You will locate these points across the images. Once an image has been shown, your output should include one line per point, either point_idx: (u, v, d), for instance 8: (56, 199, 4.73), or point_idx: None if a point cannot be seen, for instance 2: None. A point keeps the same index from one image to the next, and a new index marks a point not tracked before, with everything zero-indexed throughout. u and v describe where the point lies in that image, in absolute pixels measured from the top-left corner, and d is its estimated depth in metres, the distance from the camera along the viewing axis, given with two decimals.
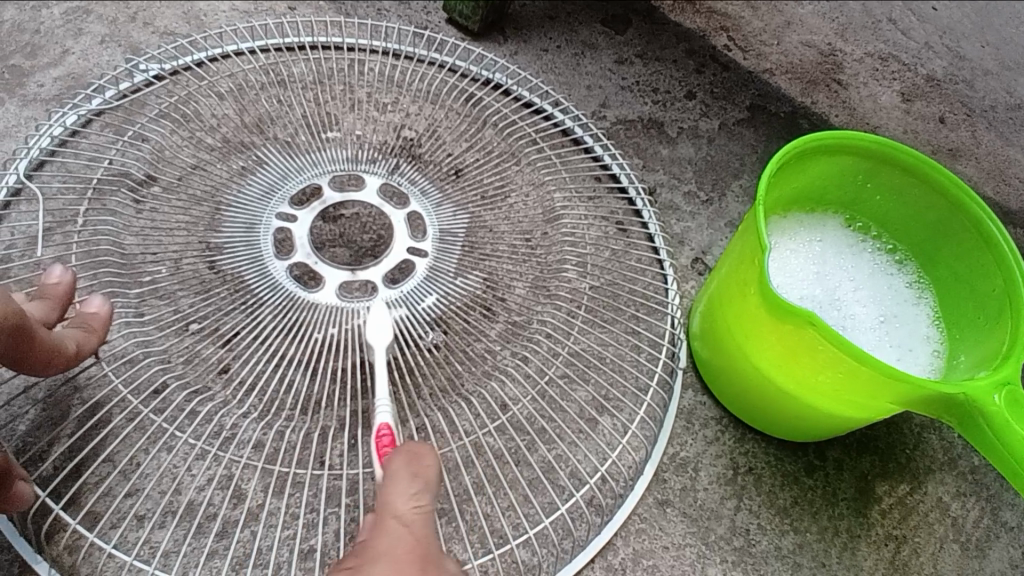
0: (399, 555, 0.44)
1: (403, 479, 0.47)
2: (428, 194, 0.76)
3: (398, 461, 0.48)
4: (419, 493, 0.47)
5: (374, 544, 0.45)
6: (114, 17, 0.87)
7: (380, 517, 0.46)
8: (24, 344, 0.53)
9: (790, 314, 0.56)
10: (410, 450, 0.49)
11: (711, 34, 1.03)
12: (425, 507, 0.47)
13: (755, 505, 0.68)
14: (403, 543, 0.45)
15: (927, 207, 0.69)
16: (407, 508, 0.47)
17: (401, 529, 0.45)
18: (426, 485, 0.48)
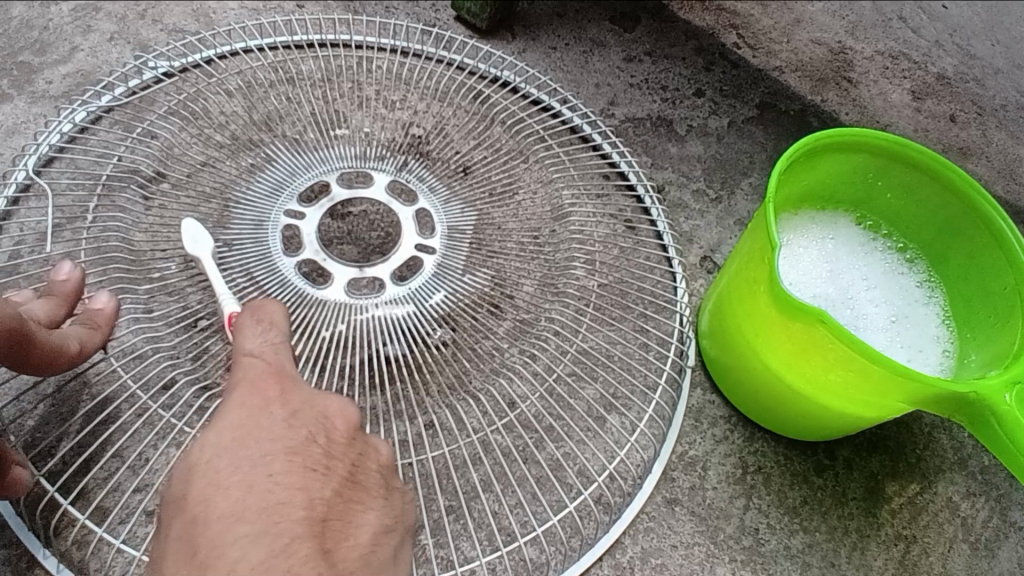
0: (254, 382, 0.43)
1: (249, 328, 0.47)
2: (436, 191, 0.76)
3: (243, 316, 0.48)
4: (269, 334, 0.47)
5: (234, 374, 0.44)
6: (123, 15, 0.87)
7: (236, 358, 0.45)
8: (24, 344, 0.53)
9: (801, 312, 0.56)
10: (259, 306, 0.48)
11: (720, 31, 1.02)
12: (279, 342, 0.47)
13: (764, 504, 0.68)
14: (257, 368, 0.44)
15: (938, 204, 0.69)
16: (257, 345, 0.46)
17: (255, 361, 0.45)
18: (275, 327, 0.47)
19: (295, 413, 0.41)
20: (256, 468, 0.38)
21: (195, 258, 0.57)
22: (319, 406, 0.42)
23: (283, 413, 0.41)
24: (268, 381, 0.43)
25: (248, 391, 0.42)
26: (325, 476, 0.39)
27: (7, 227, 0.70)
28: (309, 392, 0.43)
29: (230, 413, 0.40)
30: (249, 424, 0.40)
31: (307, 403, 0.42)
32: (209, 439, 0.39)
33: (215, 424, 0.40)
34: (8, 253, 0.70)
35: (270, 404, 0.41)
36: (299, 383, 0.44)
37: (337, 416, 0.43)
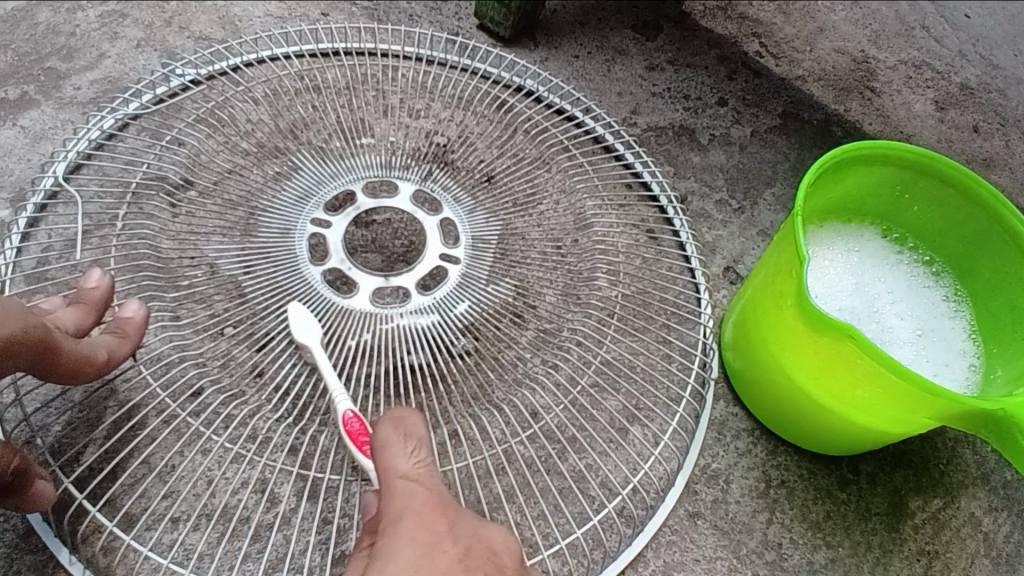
0: (420, 517, 0.44)
1: (395, 445, 0.48)
2: (460, 200, 0.76)
3: (386, 428, 0.48)
4: (416, 450, 0.48)
5: (387, 512, 0.45)
6: (150, 21, 0.88)
7: (385, 483, 0.47)
8: (47, 355, 0.53)
9: (828, 326, 0.55)
10: (397, 418, 0.49)
11: (742, 40, 1.02)
12: (427, 461, 0.48)
13: (787, 518, 0.67)
14: (418, 497, 0.46)
15: (965, 218, 0.68)
16: (409, 466, 0.47)
17: (415, 487, 0.46)
18: (421, 443, 0.48)
19: (465, 550, 0.44)
20: (421, 562, 0.42)
21: (303, 343, 0.59)
22: (485, 538, 0.46)
23: (453, 555, 0.43)
24: (435, 515, 0.45)
25: (416, 529, 0.44)
26: (452, 554, 0.43)
27: (36, 234, 0.72)
28: (470, 524, 0.46)
29: (407, 554, 0.42)
30: (423, 572, 0.42)
31: (473, 539, 0.45)
32: (393, 551, 0.43)
33: (391, 568, 0.42)
34: (37, 259, 0.70)
35: (438, 533, 0.44)
36: (457, 510, 0.46)
37: (495, 545, 0.46)
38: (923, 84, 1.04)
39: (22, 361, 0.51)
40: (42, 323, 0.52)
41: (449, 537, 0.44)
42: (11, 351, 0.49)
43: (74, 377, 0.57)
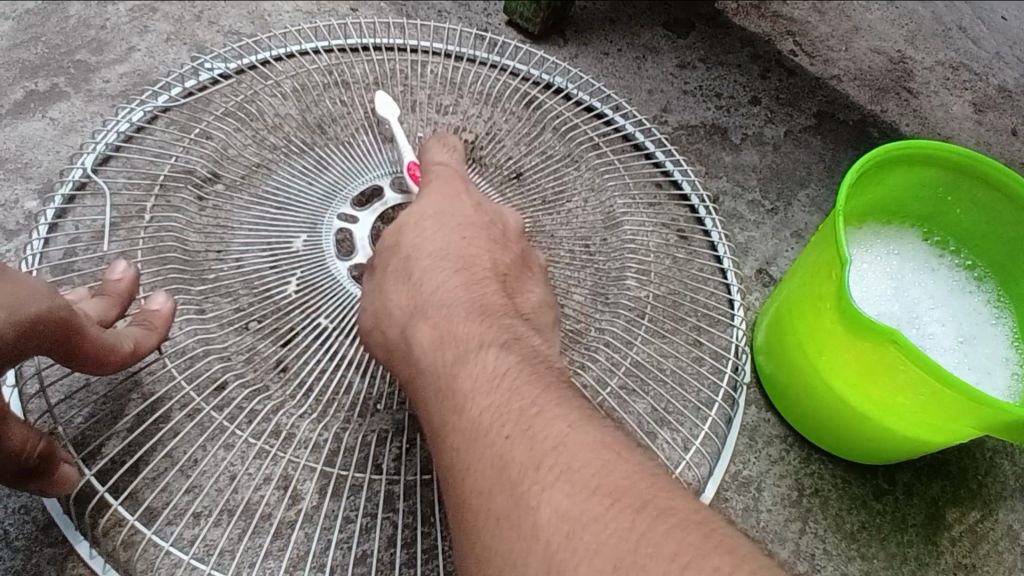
0: (446, 183, 0.61)
1: (436, 179, 0.62)
2: (489, 197, 0.74)
3: (432, 148, 0.64)
4: (450, 184, 0.62)
5: (400, 247, 0.58)
6: (180, 16, 0.88)
7: (426, 169, 0.63)
8: (72, 340, 0.52)
9: (871, 330, 0.53)
10: (444, 135, 0.65)
11: (777, 38, 1.00)
12: (467, 199, 0.61)
13: (820, 529, 0.65)
14: (457, 206, 0.60)
15: (1012, 223, 0.66)
16: (446, 194, 0.61)
17: (445, 169, 0.62)
18: (455, 183, 0.62)
19: (478, 204, 0.61)
20: (448, 244, 0.58)
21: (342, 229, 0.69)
22: (493, 233, 0.60)
23: (471, 222, 0.60)
24: (474, 224, 0.60)
25: (439, 232, 0.58)
26: (459, 236, 0.58)
27: (63, 225, 0.72)
28: (489, 223, 0.61)
29: (442, 274, 0.56)
30: (444, 213, 0.59)
31: (460, 213, 0.60)
32: (432, 288, 0.55)
33: (421, 232, 0.58)
34: (64, 251, 0.70)
35: (464, 198, 0.61)
36: (473, 188, 0.62)
37: (510, 244, 0.60)
38: (962, 86, 1.01)
39: (45, 342, 0.50)
40: (68, 306, 0.51)
41: (490, 255, 0.58)
42: (35, 331, 0.49)
43: (97, 366, 0.56)
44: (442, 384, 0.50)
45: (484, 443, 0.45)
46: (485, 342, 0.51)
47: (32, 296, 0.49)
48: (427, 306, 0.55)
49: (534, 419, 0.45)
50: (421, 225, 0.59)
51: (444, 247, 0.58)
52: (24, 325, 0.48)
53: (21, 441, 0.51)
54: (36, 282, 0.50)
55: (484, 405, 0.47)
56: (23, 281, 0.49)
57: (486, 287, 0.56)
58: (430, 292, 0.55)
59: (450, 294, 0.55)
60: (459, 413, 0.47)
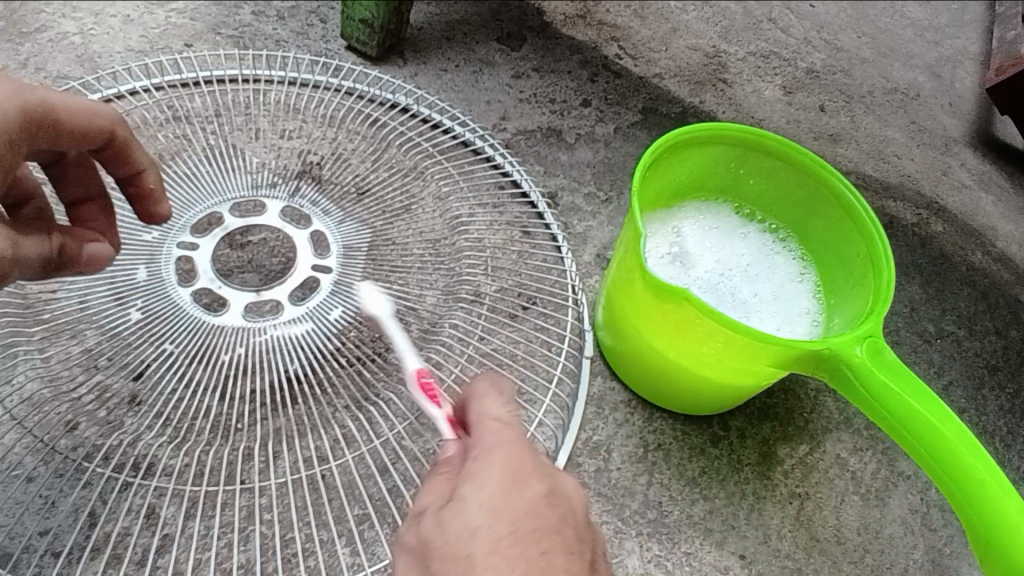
0: (501, 454, 0.46)
1: (484, 400, 0.50)
2: (330, 212, 0.79)
3: (481, 386, 0.51)
4: (499, 407, 0.50)
5: (477, 448, 0.47)
6: (5, 65, 0.88)
7: (478, 425, 0.49)
8: (47, 119, 0.50)
9: (668, 293, 0.61)
10: (487, 376, 0.51)
11: (603, 44, 1.09)
12: (515, 417, 0.50)
13: (665, 478, 0.73)
14: (507, 438, 0.47)
15: (796, 186, 0.75)
16: (499, 415, 0.49)
17: (503, 432, 0.48)
18: (495, 411, 0.49)
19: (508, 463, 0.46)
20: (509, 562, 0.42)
21: (186, 257, 0.73)
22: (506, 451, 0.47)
23: (537, 498, 0.45)
24: (518, 456, 0.47)
25: (501, 464, 0.46)
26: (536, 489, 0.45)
27: None
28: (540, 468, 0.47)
29: (507, 559, 0.42)
30: (513, 506, 0.44)
31: (555, 479, 0.47)
32: (475, 518, 0.43)
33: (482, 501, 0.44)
34: None
35: (519, 478, 0.46)
36: (541, 458, 0.48)
37: (571, 496, 0.47)
38: (771, 73, 1.14)
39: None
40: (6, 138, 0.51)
41: (556, 515, 0.45)
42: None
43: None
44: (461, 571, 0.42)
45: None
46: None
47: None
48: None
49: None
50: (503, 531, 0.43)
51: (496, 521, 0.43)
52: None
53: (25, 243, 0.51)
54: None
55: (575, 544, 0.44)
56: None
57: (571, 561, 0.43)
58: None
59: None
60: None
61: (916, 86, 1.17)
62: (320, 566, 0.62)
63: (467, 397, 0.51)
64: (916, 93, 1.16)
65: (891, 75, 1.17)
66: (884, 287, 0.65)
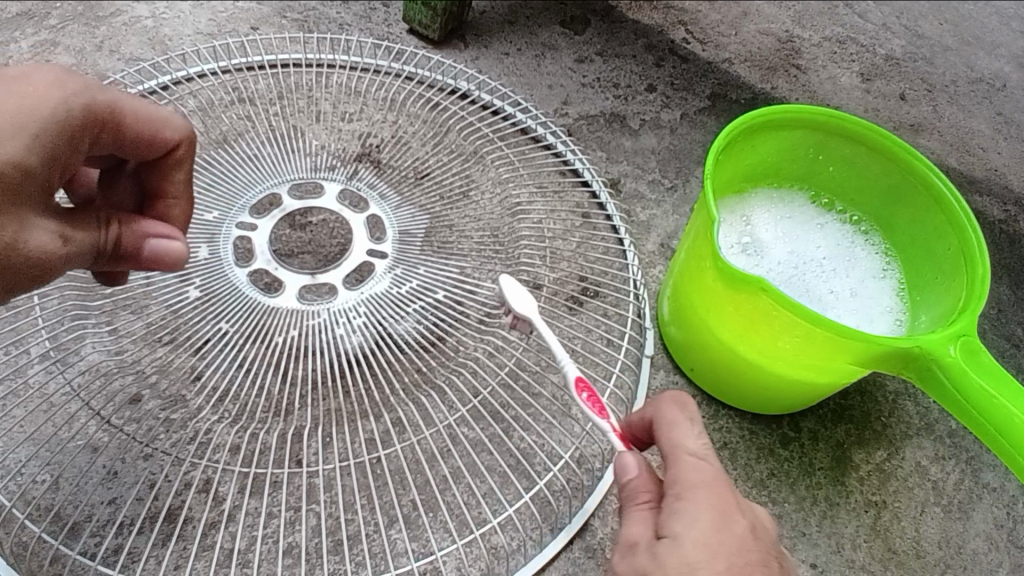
0: (711, 490, 0.46)
1: (683, 425, 0.49)
2: (386, 197, 0.78)
3: (671, 408, 0.50)
4: (701, 434, 0.49)
5: (680, 485, 0.47)
6: (81, 47, 0.90)
7: (674, 457, 0.48)
8: (114, 121, 0.51)
9: (743, 282, 0.58)
10: (678, 397, 0.51)
11: (669, 28, 1.05)
12: (703, 441, 0.50)
13: (731, 479, 0.70)
14: (710, 475, 0.47)
15: (879, 173, 0.71)
16: (698, 445, 0.49)
17: (702, 466, 0.47)
18: (700, 425, 0.50)
19: (751, 526, 0.46)
20: None
21: (243, 237, 0.73)
22: (718, 481, 0.47)
23: (744, 535, 0.45)
24: (722, 491, 0.46)
25: (713, 501, 0.45)
26: (744, 527, 0.45)
27: None
28: (745, 502, 0.48)
29: None
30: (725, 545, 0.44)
31: (754, 517, 0.47)
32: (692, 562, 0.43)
33: (696, 537, 0.44)
34: None
35: (734, 516, 0.45)
36: (738, 495, 0.48)
37: (761, 527, 0.47)
38: (848, 58, 1.07)
39: (76, 155, 0.50)
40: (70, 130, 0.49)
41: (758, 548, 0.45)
42: (41, 139, 0.47)
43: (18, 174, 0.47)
44: None
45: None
46: None
47: (28, 109, 0.47)
48: None
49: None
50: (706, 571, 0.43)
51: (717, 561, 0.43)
52: (25, 145, 0.47)
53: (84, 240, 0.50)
54: (44, 74, 0.49)
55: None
56: (23, 81, 0.48)
57: None
58: None
59: None
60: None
61: (1003, 77, 0.90)
62: (374, 551, 0.61)
63: (655, 421, 0.51)
64: (1002, 85, 0.90)
65: (978, 62, 0.93)
66: (978, 282, 0.60)
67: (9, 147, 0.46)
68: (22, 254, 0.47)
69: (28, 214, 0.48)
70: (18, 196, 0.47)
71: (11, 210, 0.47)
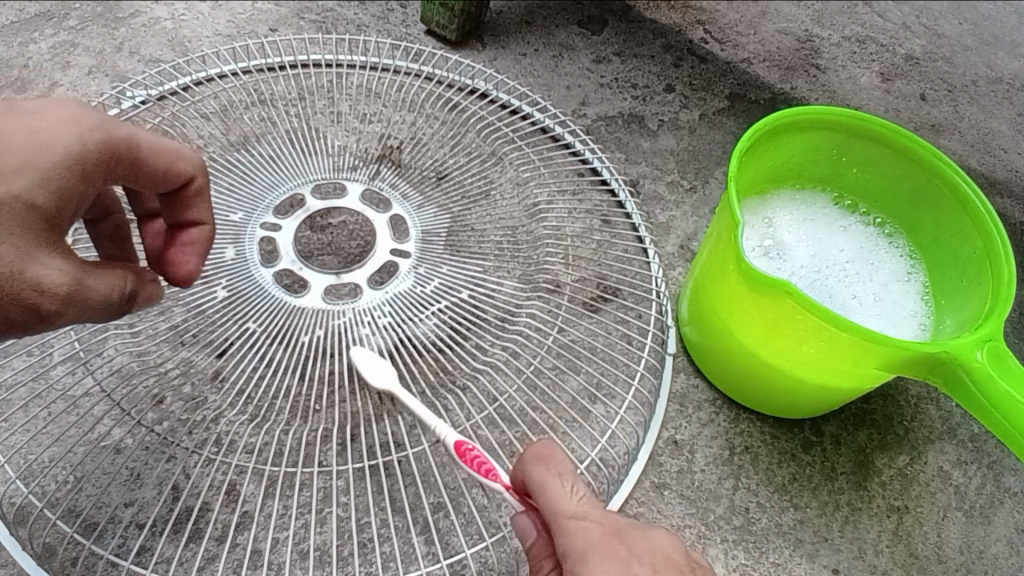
0: (595, 551, 0.45)
1: (552, 484, 0.48)
2: (409, 197, 0.78)
3: (535, 470, 0.49)
4: (573, 485, 0.49)
5: (571, 555, 0.46)
6: (101, 49, 0.90)
7: (557, 525, 0.47)
8: (131, 155, 0.50)
9: (767, 286, 0.57)
10: (538, 454, 0.50)
11: (687, 28, 1.04)
12: (578, 489, 0.49)
13: (752, 483, 0.69)
14: (595, 532, 0.46)
15: (903, 175, 0.70)
16: (574, 504, 0.48)
17: (586, 525, 0.47)
18: (569, 476, 0.49)
19: (649, 565, 0.45)
20: None
21: (268, 237, 0.73)
22: (605, 532, 0.46)
23: None
24: (611, 541, 0.46)
25: (605, 561, 0.45)
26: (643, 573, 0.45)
27: None
28: (640, 535, 0.47)
29: None
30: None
31: (650, 553, 0.46)
32: None
33: None
34: None
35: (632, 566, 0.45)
36: (628, 533, 0.47)
37: (665, 550, 0.47)
38: (868, 58, 1.06)
39: (85, 192, 0.49)
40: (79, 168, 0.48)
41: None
42: (51, 177, 0.47)
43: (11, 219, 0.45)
44: None
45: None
46: None
47: (44, 144, 0.47)
48: None
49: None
50: None
51: None
52: (37, 181, 0.46)
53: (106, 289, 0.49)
54: (60, 110, 0.49)
55: None
56: (42, 117, 0.48)
57: None
58: None
59: None
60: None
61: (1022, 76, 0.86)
62: (394, 553, 0.61)
63: (527, 485, 0.50)
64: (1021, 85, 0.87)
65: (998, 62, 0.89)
66: (1005, 286, 0.59)
67: (16, 184, 0.45)
68: (25, 286, 0.46)
69: (39, 248, 0.46)
70: (29, 228, 0.46)
71: (21, 240, 0.45)
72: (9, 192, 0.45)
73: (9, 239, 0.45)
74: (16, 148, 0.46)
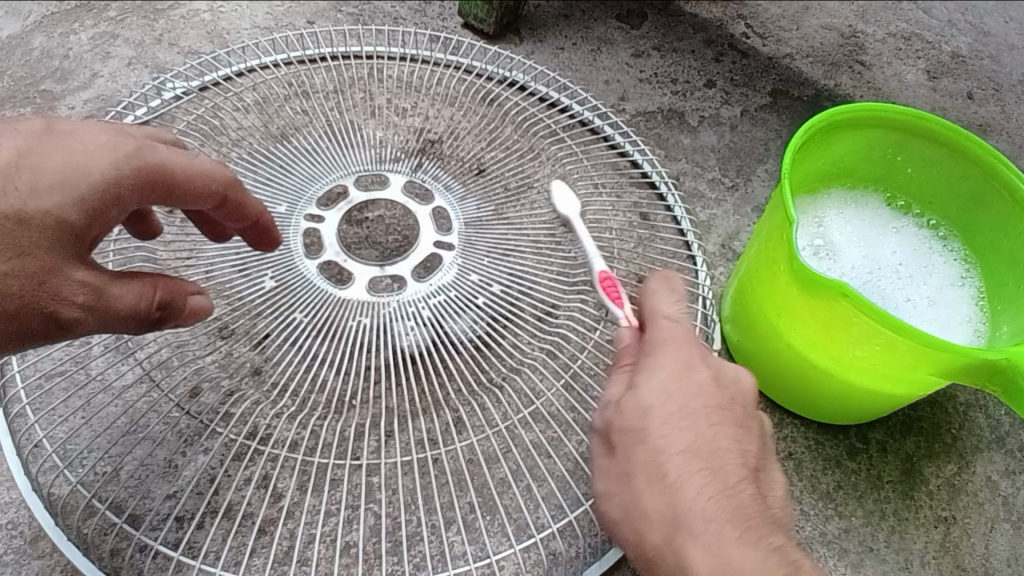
0: (676, 347, 0.50)
1: (663, 300, 0.53)
2: (451, 189, 0.77)
3: (656, 286, 0.53)
4: (679, 305, 0.53)
5: (652, 343, 0.51)
6: (140, 40, 0.90)
7: (652, 323, 0.52)
8: (166, 183, 0.50)
9: (822, 287, 0.55)
10: (662, 275, 0.54)
11: (728, 22, 1.02)
12: (685, 314, 0.53)
13: (796, 490, 0.67)
14: (677, 335, 0.51)
15: (960, 177, 0.68)
16: (673, 312, 0.52)
17: (674, 329, 0.51)
18: (683, 303, 0.53)
19: (717, 378, 0.50)
20: (675, 446, 0.46)
21: (311, 230, 0.72)
22: (680, 340, 0.51)
23: (702, 382, 0.49)
24: (686, 346, 0.50)
25: (674, 354, 0.49)
26: (707, 378, 0.49)
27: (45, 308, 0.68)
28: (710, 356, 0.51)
29: (680, 434, 0.46)
30: (682, 391, 0.48)
31: (718, 369, 0.51)
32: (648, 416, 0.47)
33: (658, 392, 0.47)
34: None
35: (694, 370, 0.49)
36: (706, 353, 0.51)
37: (729, 376, 0.51)
38: (914, 55, 1.02)
39: (115, 213, 0.48)
40: (115, 189, 0.48)
41: (720, 399, 0.49)
42: (86, 199, 0.46)
43: (39, 233, 0.45)
44: (655, 476, 0.46)
45: (771, 509, 0.47)
46: (735, 525, 0.44)
47: (81, 165, 0.47)
48: (700, 520, 0.44)
49: (754, 546, 0.44)
50: (659, 419, 0.47)
51: (674, 418, 0.47)
52: (72, 200, 0.46)
53: (133, 300, 0.48)
54: (100, 135, 0.49)
55: (732, 441, 0.47)
56: (79, 140, 0.48)
57: (725, 455, 0.46)
58: (692, 499, 0.45)
59: (688, 467, 0.45)
60: (689, 529, 0.44)
61: None
62: (429, 552, 0.61)
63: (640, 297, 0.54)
64: None
65: None
66: None
67: (49, 199, 0.46)
68: (46, 296, 0.45)
69: (64, 260, 0.46)
70: (58, 243, 0.46)
71: (48, 253, 0.45)
72: (43, 208, 0.45)
73: (37, 251, 0.45)
74: (51, 167, 0.46)
